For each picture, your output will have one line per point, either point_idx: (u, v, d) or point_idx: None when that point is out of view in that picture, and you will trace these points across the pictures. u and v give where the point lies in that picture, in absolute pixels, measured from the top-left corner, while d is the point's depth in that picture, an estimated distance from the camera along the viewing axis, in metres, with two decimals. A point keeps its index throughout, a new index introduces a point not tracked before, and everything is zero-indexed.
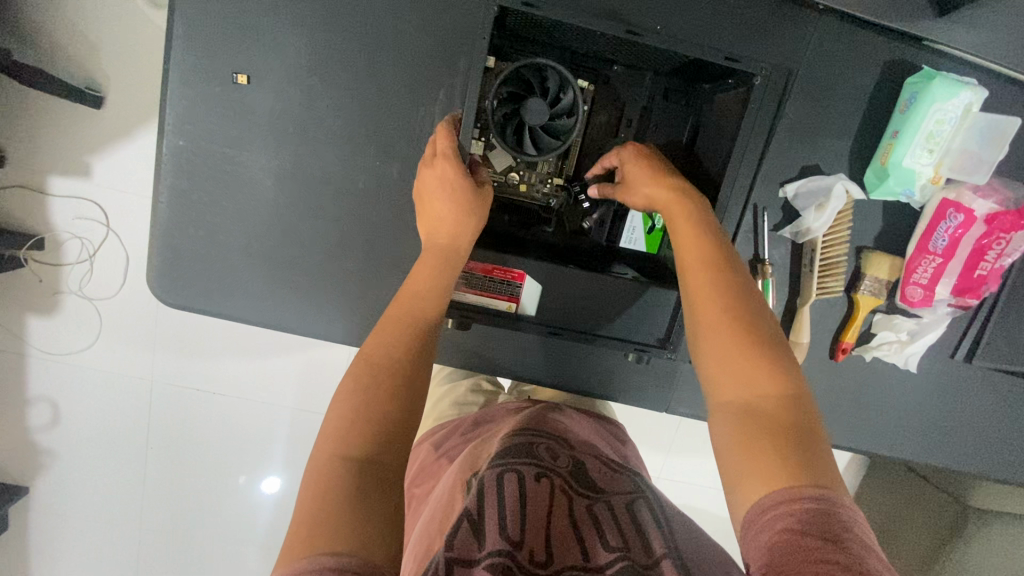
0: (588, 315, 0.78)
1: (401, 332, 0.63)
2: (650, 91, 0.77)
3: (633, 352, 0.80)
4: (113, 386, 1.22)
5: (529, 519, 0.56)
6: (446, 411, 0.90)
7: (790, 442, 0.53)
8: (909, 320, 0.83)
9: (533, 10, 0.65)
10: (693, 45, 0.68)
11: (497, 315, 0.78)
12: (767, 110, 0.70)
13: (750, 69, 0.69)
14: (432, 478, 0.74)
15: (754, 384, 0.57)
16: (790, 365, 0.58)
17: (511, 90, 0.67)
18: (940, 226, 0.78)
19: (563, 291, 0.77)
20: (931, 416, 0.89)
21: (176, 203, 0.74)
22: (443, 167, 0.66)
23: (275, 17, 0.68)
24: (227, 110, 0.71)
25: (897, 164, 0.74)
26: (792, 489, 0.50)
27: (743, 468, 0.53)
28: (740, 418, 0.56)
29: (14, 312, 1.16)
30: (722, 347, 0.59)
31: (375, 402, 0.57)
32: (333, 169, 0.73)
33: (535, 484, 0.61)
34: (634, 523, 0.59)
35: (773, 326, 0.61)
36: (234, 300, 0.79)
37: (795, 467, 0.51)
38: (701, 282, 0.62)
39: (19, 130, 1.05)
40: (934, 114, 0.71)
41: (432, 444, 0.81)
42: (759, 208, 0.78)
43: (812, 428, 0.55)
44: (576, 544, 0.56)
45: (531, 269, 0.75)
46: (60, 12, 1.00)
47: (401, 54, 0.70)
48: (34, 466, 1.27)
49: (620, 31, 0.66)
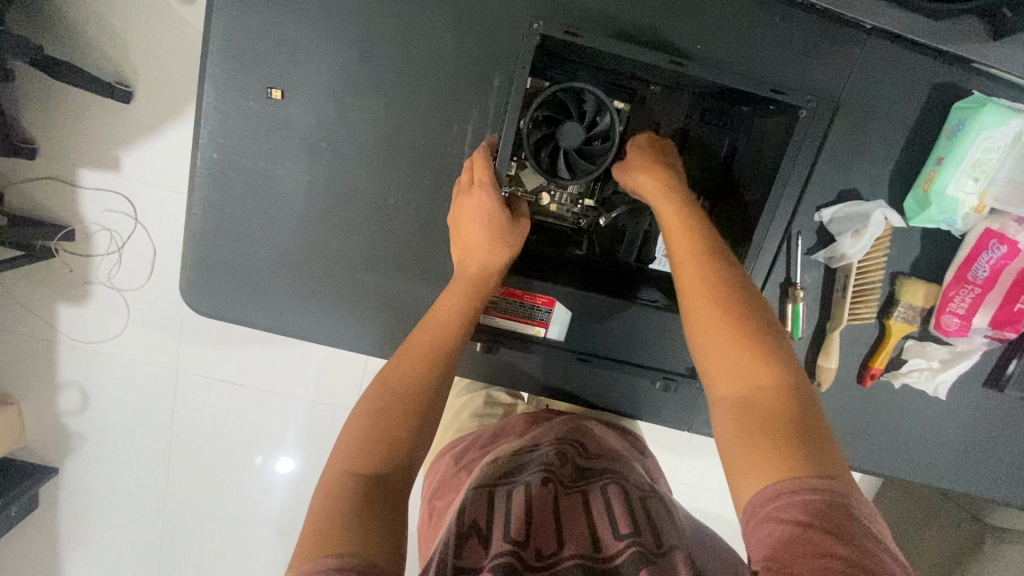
0: (615, 339, 0.79)
1: (423, 358, 0.64)
2: (688, 112, 0.75)
3: (660, 380, 0.81)
4: (141, 376, 1.25)
5: (534, 524, 0.56)
6: (466, 423, 0.87)
7: (786, 432, 0.52)
8: (942, 348, 0.82)
9: (574, 38, 0.65)
10: (739, 77, 0.68)
11: (525, 339, 0.79)
12: (812, 140, 0.70)
13: (795, 101, 0.69)
14: (452, 491, 0.71)
15: (749, 376, 0.56)
16: (787, 354, 0.57)
17: (547, 114, 0.66)
18: (981, 256, 0.75)
19: (591, 312, 0.77)
20: (956, 444, 0.88)
21: (209, 214, 0.75)
22: (479, 196, 0.66)
23: (311, 31, 0.68)
24: (261, 124, 0.71)
25: (940, 192, 0.72)
26: (791, 480, 0.49)
27: (740, 461, 0.53)
28: (736, 414, 0.55)
29: (46, 301, 1.19)
30: (719, 341, 0.59)
31: (387, 424, 0.58)
32: (364, 185, 0.73)
33: (541, 489, 0.60)
34: (648, 517, 0.59)
35: (769, 317, 0.60)
36: (263, 307, 0.80)
37: (793, 457, 0.51)
38: (693, 274, 0.62)
39: (52, 123, 1.07)
40: (982, 142, 0.69)
41: (452, 457, 0.79)
42: (794, 234, 0.77)
43: (811, 418, 0.54)
44: (586, 534, 0.57)
45: (560, 295, 0.76)
46: (92, 7, 1.00)
47: (436, 71, 0.69)
48: (64, 447, 1.31)
49: (666, 61, 0.66)
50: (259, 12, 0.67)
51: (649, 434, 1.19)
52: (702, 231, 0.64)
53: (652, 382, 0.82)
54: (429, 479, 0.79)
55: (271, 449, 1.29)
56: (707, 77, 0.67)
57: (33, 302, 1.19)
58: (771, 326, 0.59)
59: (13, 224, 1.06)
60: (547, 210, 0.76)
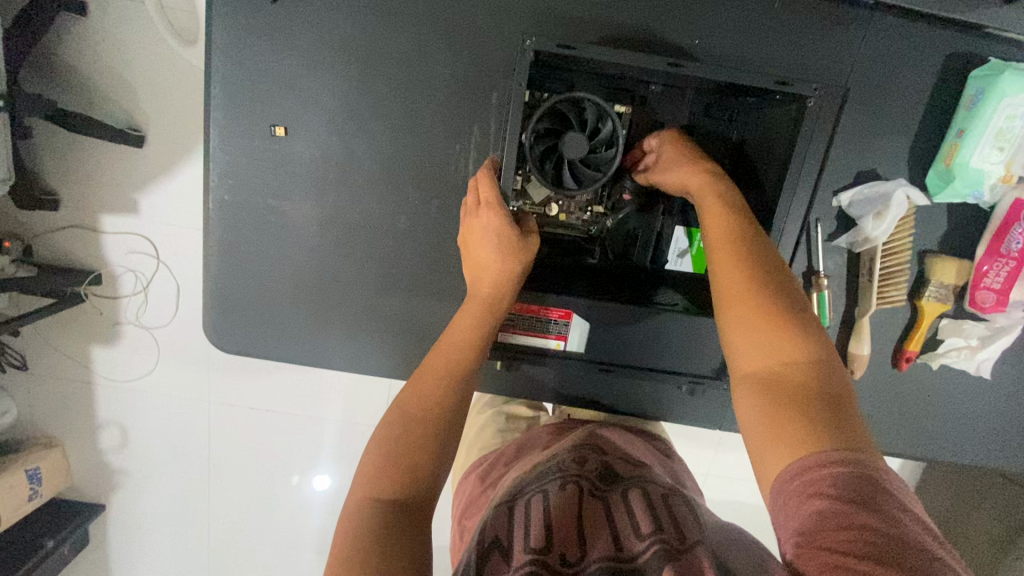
0: (637, 348, 0.78)
1: (441, 383, 0.64)
2: (691, 109, 0.73)
3: (687, 383, 0.80)
4: (175, 410, 1.28)
5: (555, 527, 0.56)
6: (490, 440, 0.86)
7: (819, 410, 0.51)
8: (980, 325, 0.79)
9: (567, 50, 0.64)
10: (742, 72, 0.65)
11: (544, 353, 0.78)
12: (821, 127, 0.68)
13: (802, 90, 0.66)
14: (480, 511, 0.69)
15: (780, 353, 0.55)
16: (820, 335, 0.56)
17: (548, 126, 0.65)
18: (1013, 228, 0.73)
19: (608, 319, 0.76)
20: (1001, 422, 0.85)
21: (224, 253, 0.76)
22: (488, 217, 0.66)
23: (309, 65, 0.69)
24: (267, 161, 0.72)
25: (963, 165, 0.69)
26: (819, 454, 0.48)
27: (771, 440, 0.51)
28: (762, 391, 0.54)
29: (81, 345, 1.23)
30: (746, 319, 0.57)
31: (406, 449, 0.58)
32: (374, 211, 0.74)
33: (561, 495, 0.60)
34: (671, 513, 0.57)
35: (798, 296, 0.58)
36: (284, 339, 0.81)
37: (826, 434, 0.49)
38: (722, 254, 0.62)
39: (72, 173, 1.10)
40: (1004, 110, 0.67)
41: (478, 476, 0.78)
42: (813, 221, 0.75)
43: (842, 397, 0.52)
44: (609, 535, 0.55)
45: (576, 306, 0.75)
46: (100, 56, 1.03)
47: (435, 93, 0.69)
48: (110, 483, 1.35)
49: (664, 64, 0.64)
50: (256, 53, 0.68)
51: (679, 431, 1.17)
52: (735, 211, 0.63)
53: (678, 386, 0.81)
54: (457, 500, 0.78)
55: (307, 470, 1.31)
56: (708, 76, 0.65)
57: (69, 347, 1.23)
58: (801, 305, 0.57)
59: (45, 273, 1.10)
60: (557, 220, 0.76)
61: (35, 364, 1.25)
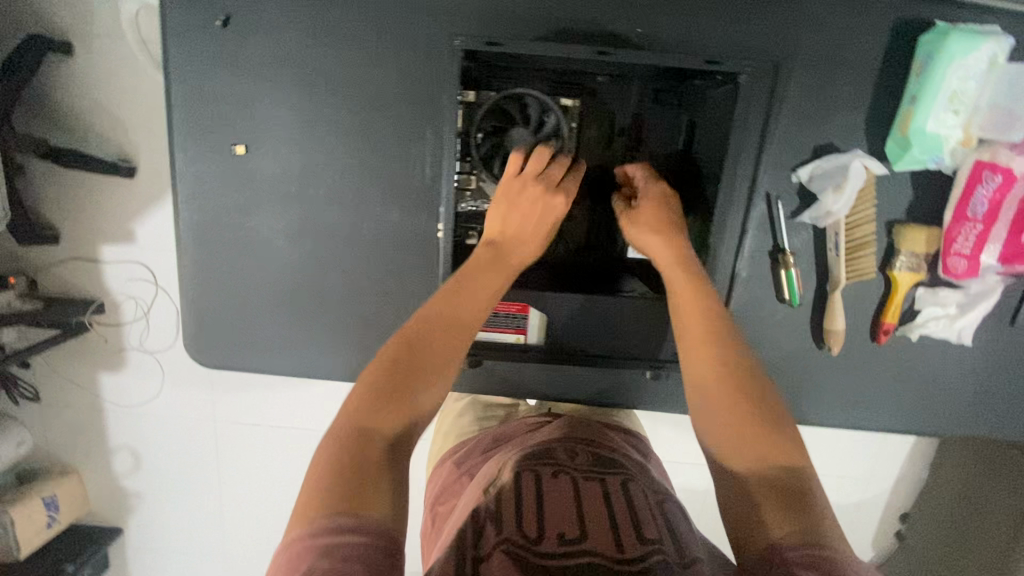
0: (594, 338, 0.81)
1: (402, 386, 0.57)
2: (639, 97, 0.74)
3: (649, 370, 0.81)
4: (180, 431, 1.31)
5: (547, 514, 0.56)
6: (467, 427, 0.87)
7: (790, 500, 0.51)
8: (955, 292, 0.78)
9: (498, 47, 0.68)
10: (672, 54, 0.68)
11: (506, 349, 0.81)
12: (760, 102, 0.70)
13: (733, 68, 0.69)
14: (456, 496, 0.71)
15: (753, 441, 0.55)
16: (791, 429, 0.56)
17: (494, 124, 0.72)
18: (977, 190, 0.71)
19: (563, 310, 0.79)
20: (986, 389, 0.84)
21: (199, 272, 0.78)
22: (509, 188, 0.70)
23: (265, 84, 0.71)
24: (232, 180, 0.74)
25: (919, 131, 0.69)
26: (789, 538, 0.49)
27: (745, 517, 0.52)
28: (738, 475, 0.55)
29: (88, 373, 1.26)
30: (719, 405, 0.58)
31: (363, 451, 0.52)
32: (339, 220, 0.76)
33: (556, 485, 0.61)
34: (665, 519, 0.58)
35: (768, 385, 0.59)
36: (264, 352, 0.82)
37: (797, 521, 0.50)
38: (693, 328, 0.63)
39: (68, 207, 1.14)
40: (955, 73, 0.66)
41: (454, 462, 0.78)
42: (772, 197, 0.75)
43: (814, 489, 0.53)
44: (611, 533, 0.55)
45: (532, 300, 0.79)
46: (87, 93, 1.06)
47: (387, 101, 0.71)
48: (125, 506, 1.39)
49: (592, 53, 0.67)
50: (215, 76, 0.71)
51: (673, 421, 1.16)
52: (706, 289, 0.65)
53: (642, 373, 0.82)
54: (431, 483, 0.79)
55: None
56: (639, 60, 0.68)
57: (77, 375, 1.27)
58: (773, 396, 0.58)
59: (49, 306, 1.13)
60: None
61: (47, 394, 1.29)
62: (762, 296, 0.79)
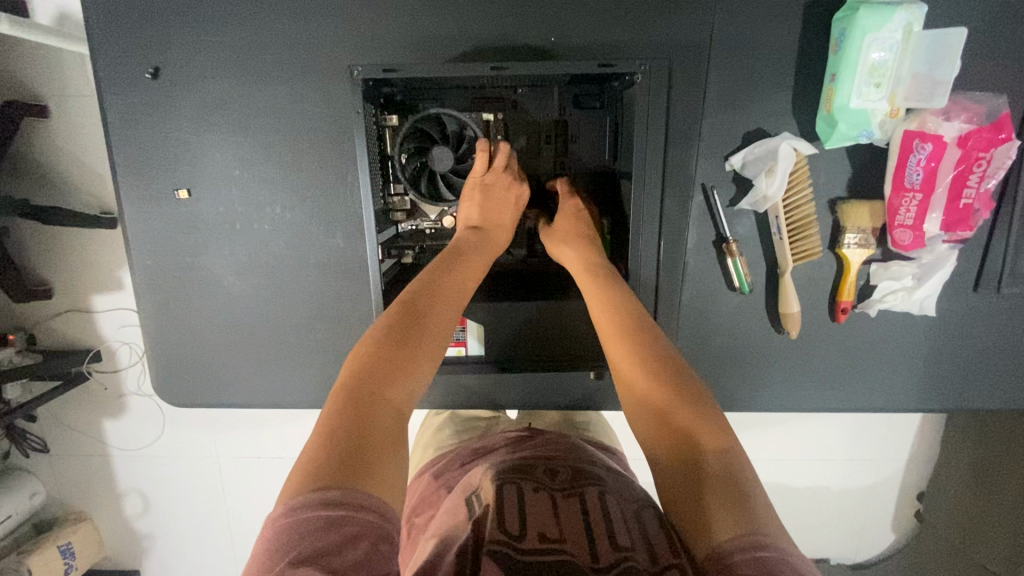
0: (538, 344, 0.82)
1: (385, 377, 0.53)
2: (560, 103, 0.77)
3: (593, 369, 0.81)
4: (181, 471, 1.33)
5: (529, 518, 0.52)
6: (445, 438, 0.85)
7: (726, 490, 0.50)
8: (910, 264, 0.77)
9: (394, 73, 0.69)
10: (564, 62, 0.68)
11: (449, 362, 0.82)
12: (658, 100, 0.70)
13: (628, 69, 0.69)
14: (432, 507, 0.69)
15: (685, 436, 0.55)
16: (720, 419, 0.56)
17: (414, 145, 0.73)
18: (909, 160, 0.70)
19: (504, 317, 0.81)
20: (958, 359, 0.82)
21: (161, 315, 0.81)
22: (476, 192, 0.73)
23: (202, 128, 0.73)
24: (180, 224, 0.77)
25: (843, 108, 0.68)
26: (729, 531, 0.47)
27: (692, 516, 0.50)
28: (680, 474, 0.53)
29: (92, 421, 1.29)
30: (652, 412, 0.58)
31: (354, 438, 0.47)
32: (286, 253, 0.78)
33: (535, 493, 0.57)
34: (643, 527, 0.53)
35: (692, 382, 0.60)
36: (232, 387, 0.84)
37: (735, 511, 0.48)
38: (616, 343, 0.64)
39: (57, 262, 1.18)
40: (871, 46, 0.66)
41: (431, 475, 0.77)
42: (709, 187, 0.75)
43: (747, 477, 0.51)
44: (586, 540, 0.50)
45: (468, 312, 0.80)
46: (64, 150, 1.09)
47: (317, 133, 0.73)
48: (140, 548, 1.41)
49: (486, 69, 0.68)
50: (156, 126, 0.73)
51: None
52: (623, 299, 0.68)
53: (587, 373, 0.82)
54: (409, 497, 0.77)
55: None
56: (531, 71, 0.68)
57: (82, 424, 1.30)
58: (695, 390, 0.59)
59: (48, 359, 1.17)
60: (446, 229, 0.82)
61: (55, 445, 1.33)
62: (712, 286, 0.79)
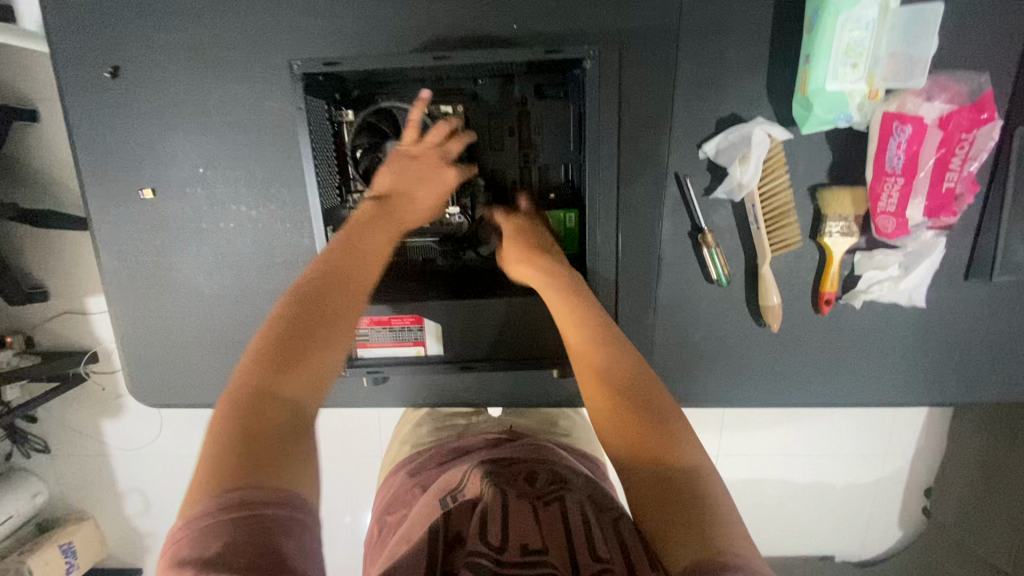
0: (503, 343, 0.79)
1: (277, 343, 0.50)
2: (521, 94, 0.74)
3: (555, 367, 0.80)
4: (176, 471, 1.33)
5: (510, 526, 0.51)
6: (423, 437, 0.84)
7: (693, 507, 0.47)
8: (894, 253, 0.74)
9: (337, 67, 0.68)
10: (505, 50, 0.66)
11: (410, 362, 0.81)
12: (609, 87, 0.68)
13: (576, 54, 0.66)
14: (405, 506, 0.68)
15: (650, 446, 0.52)
16: (686, 432, 0.53)
17: (367, 139, 0.74)
18: (890, 144, 0.68)
19: (471, 317, 0.78)
20: (951, 350, 0.79)
21: (135, 317, 0.81)
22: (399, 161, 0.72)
23: (166, 127, 0.73)
24: (148, 225, 0.76)
25: (819, 90, 0.65)
26: (696, 551, 0.44)
27: (658, 530, 0.48)
28: (643, 484, 0.50)
29: (91, 421, 1.31)
30: (614, 422, 0.55)
31: (250, 424, 0.45)
32: (254, 252, 0.77)
33: (518, 500, 0.55)
34: (622, 537, 0.51)
35: (657, 390, 0.57)
36: (206, 389, 0.83)
37: (702, 530, 0.46)
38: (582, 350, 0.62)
39: (51, 264, 1.19)
40: (845, 24, 0.63)
41: (407, 472, 0.76)
42: (682, 176, 0.72)
43: (718, 493, 0.49)
44: (564, 550, 0.49)
45: (426, 311, 0.78)
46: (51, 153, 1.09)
47: (280, 130, 0.72)
48: (140, 548, 1.42)
49: (427, 58, 0.66)
50: (121, 126, 0.73)
51: None
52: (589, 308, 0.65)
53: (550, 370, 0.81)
54: (382, 495, 0.76)
55: None
56: (472, 60, 0.66)
57: (81, 424, 1.31)
58: (660, 399, 0.56)
59: (45, 360, 1.18)
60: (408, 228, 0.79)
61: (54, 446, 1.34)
62: (688, 279, 0.76)
